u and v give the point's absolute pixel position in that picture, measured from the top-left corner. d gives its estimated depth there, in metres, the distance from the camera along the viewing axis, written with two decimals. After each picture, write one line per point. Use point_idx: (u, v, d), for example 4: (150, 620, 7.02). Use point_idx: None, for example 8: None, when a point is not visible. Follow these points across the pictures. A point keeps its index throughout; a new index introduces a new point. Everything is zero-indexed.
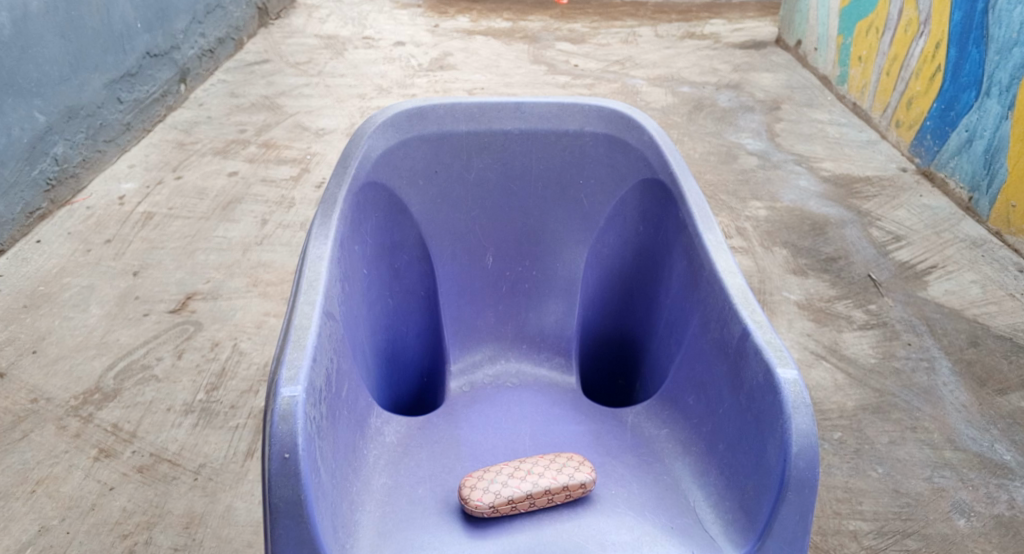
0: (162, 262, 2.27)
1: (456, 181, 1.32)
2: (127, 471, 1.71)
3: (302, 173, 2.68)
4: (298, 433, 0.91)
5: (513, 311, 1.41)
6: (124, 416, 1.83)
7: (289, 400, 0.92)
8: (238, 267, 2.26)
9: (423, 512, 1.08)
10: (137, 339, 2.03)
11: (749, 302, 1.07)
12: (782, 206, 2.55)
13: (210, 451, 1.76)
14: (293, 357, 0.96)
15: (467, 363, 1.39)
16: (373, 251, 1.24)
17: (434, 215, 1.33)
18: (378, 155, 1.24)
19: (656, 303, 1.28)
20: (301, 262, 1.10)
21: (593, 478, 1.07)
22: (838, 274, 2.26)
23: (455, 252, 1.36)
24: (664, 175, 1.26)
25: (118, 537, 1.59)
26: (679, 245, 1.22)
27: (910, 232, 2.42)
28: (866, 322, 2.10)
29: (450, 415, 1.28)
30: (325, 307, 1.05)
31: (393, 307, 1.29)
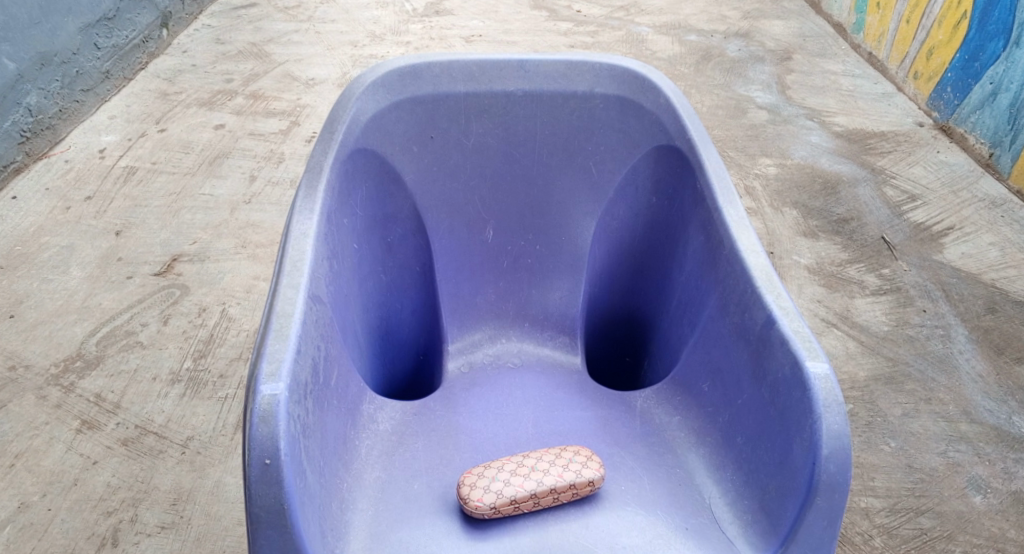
0: (146, 221, 2.17)
1: (453, 147, 1.22)
2: (111, 444, 1.65)
3: (292, 126, 2.56)
4: (279, 436, 0.83)
5: (515, 287, 1.31)
6: (107, 385, 1.76)
7: (269, 399, 0.85)
8: (226, 227, 2.16)
9: (419, 509, 1.01)
10: (120, 303, 1.94)
11: (774, 286, 0.99)
12: (792, 163, 2.44)
13: (197, 423, 1.69)
14: (274, 350, 0.89)
15: (466, 342, 1.29)
16: (363, 225, 1.15)
17: (429, 184, 1.23)
18: (368, 120, 1.15)
19: (669, 281, 1.19)
20: (284, 238, 1.02)
21: (601, 474, 0.99)
22: (850, 237, 2.17)
23: (452, 224, 1.26)
24: (681, 142, 1.16)
25: (103, 515, 1.54)
26: (695, 219, 1.14)
27: (926, 192, 2.33)
28: (880, 288, 2.02)
29: (448, 398, 1.20)
30: (309, 290, 0.97)
31: (385, 283, 1.21)
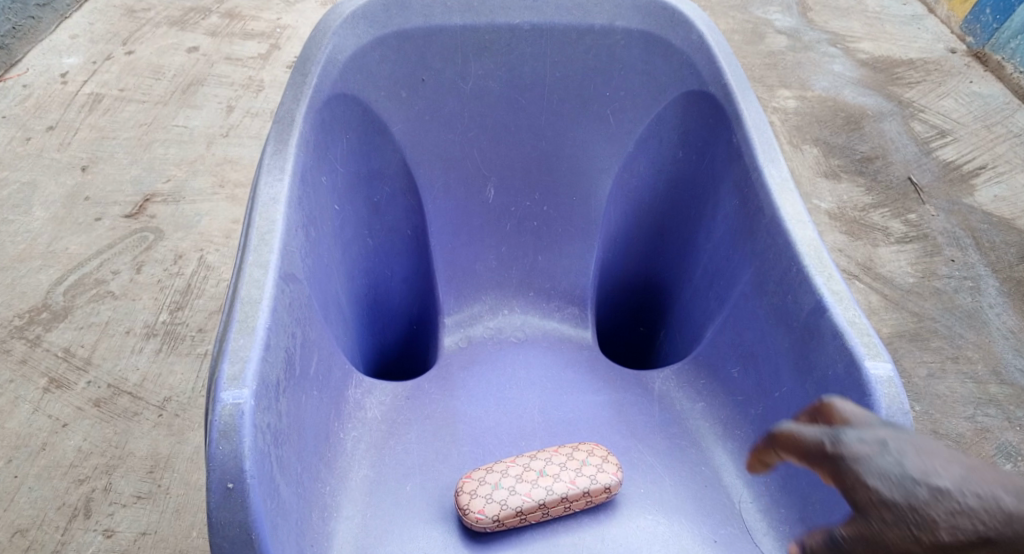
0: (115, 155, 2.00)
1: (449, 91, 1.06)
2: (82, 405, 1.54)
3: (273, 50, 2.36)
4: (244, 456, 0.71)
5: (519, 252, 1.16)
6: (76, 339, 1.63)
7: (232, 409, 0.72)
8: (202, 164, 2.00)
9: (414, 517, 0.90)
10: (88, 248, 1.79)
11: (825, 264, 0.86)
12: (813, 95, 2.26)
13: (175, 382, 1.57)
14: (238, 348, 0.76)
15: (464, 315, 1.15)
16: (345, 184, 1.01)
17: (421, 135, 1.07)
18: (348, 59, 0.99)
19: (695, 248, 1.06)
20: (252, 203, 0.89)
21: (618, 478, 0.88)
22: (874, 178, 2.01)
23: (448, 181, 1.11)
24: (715, 88, 1.01)
25: (74, 483, 1.44)
26: (729, 181, 1.00)
27: (957, 127, 2.16)
28: (905, 235, 1.88)
29: (443, 378, 1.07)
30: (282, 269, 0.84)
31: (372, 249, 1.07)
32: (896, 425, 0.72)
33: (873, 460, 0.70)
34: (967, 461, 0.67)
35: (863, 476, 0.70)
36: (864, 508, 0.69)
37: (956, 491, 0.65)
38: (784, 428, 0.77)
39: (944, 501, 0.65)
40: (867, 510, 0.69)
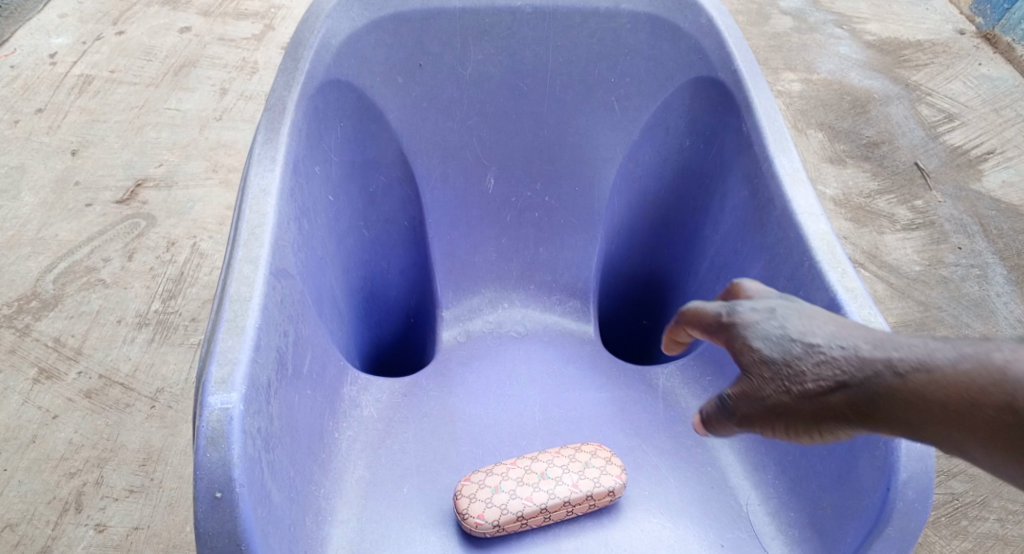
0: (105, 139, 1.95)
1: (447, 77, 1.02)
2: (73, 397, 1.51)
3: (267, 31, 2.30)
4: (232, 464, 0.68)
5: (520, 244, 1.13)
6: (66, 329, 1.60)
7: (220, 414, 0.69)
8: (195, 148, 1.95)
9: (411, 522, 0.87)
10: (78, 235, 1.75)
11: (838, 260, 0.83)
12: (819, 78, 2.22)
13: (168, 373, 1.54)
14: (227, 349, 0.73)
15: (463, 308, 1.12)
16: (339, 174, 0.97)
17: (418, 122, 1.03)
18: (342, 43, 0.95)
19: (701, 239, 1.03)
20: (242, 194, 0.85)
21: (622, 481, 0.85)
22: (880, 163, 1.97)
23: (446, 170, 1.07)
24: (725, 74, 0.97)
25: (65, 476, 1.41)
26: (738, 171, 0.96)
27: (965, 110, 2.12)
28: (911, 222, 1.84)
29: (441, 373, 1.04)
30: (273, 265, 0.80)
31: (368, 241, 1.03)
32: (787, 295, 0.72)
33: (758, 323, 0.68)
34: (843, 318, 0.66)
35: (746, 337, 0.68)
36: (744, 366, 0.67)
37: (827, 344, 0.64)
38: (685, 305, 0.76)
39: (814, 352, 0.64)
40: (748, 368, 0.67)
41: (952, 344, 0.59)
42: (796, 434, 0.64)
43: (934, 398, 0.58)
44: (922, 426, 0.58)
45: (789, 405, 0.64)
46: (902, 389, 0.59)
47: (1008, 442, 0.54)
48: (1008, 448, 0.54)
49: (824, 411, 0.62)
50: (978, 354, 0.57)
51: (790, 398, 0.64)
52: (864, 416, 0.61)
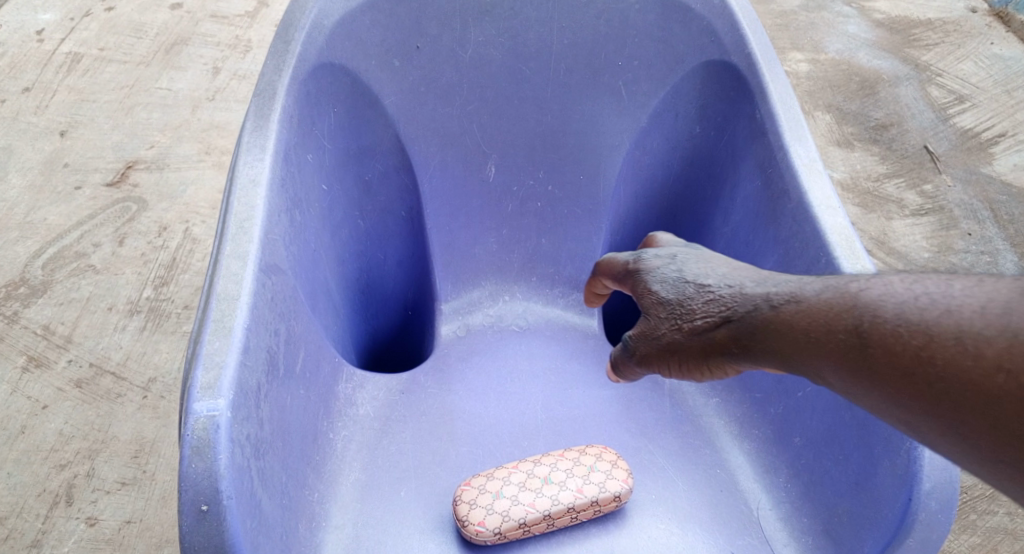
0: (95, 119, 1.90)
1: (446, 60, 0.98)
2: (63, 386, 1.45)
3: (260, 7, 2.24)
4: (220, 475, 0.64)
5: (521, 234, 1.08)
6: (56, 316, 1.54)
7: (206, 422, 0.65)
8: (187, 129, 1.89)
9: (408, 529, 0.84)
10: (67, 219, 1.70)
11: (857, 255, 0.79)
12: (826, 58, 2.17)
13: (160, 362, 1.48)
14: (214, 352, 0.69)
15: (462, 301, 1.08)
16: (333, 162, 0.93)
17: (416, 107, 0.99)
18: (335, 24, 0.90)
19: (711, 231, 0.99)
20: (230, 185, 0.81)
21: (629, 486, 0.82)
22: (889, 146, 1.93)
23: (445, 158, 1.03)
24: (738, 58, 0.93)
25: (55, 468, 1.35)
26: (751, 160, 0.92)
27: (977, 92, 2.06)
28: (920, 207, 1.79)
29: (440, 369, 1.00)
30: (263, 261, 0.76)
31: (364, 231, 0.99)
32: (691, 245, 0.78)
33: (658, 268, 0.74)
34: (736, 264, 0.72)
35: (648, 281, 0.74)
36: (643, 307, 0.73)
37: (714, 283, 0.69)
38: (607, 258, 0.83)
39: (702, 289, 0.70)
40: (647, 309, 0.72)
41: (820, 282, 0.64)
42: (687, 368, 0.70)
43: (796, 324, 0.62)
44: (787, 353, 0.63)
45: (677, 339, 0.69)
46: (771, 320, 0.64)
47: (853, 362, 0.59)
48: (855, 368, 0.58)
49: (707, 343, 0.68)
50: (838, 286, 0.62)
51: (679, 332, 0.69)
52: (740, 346, 0.66)
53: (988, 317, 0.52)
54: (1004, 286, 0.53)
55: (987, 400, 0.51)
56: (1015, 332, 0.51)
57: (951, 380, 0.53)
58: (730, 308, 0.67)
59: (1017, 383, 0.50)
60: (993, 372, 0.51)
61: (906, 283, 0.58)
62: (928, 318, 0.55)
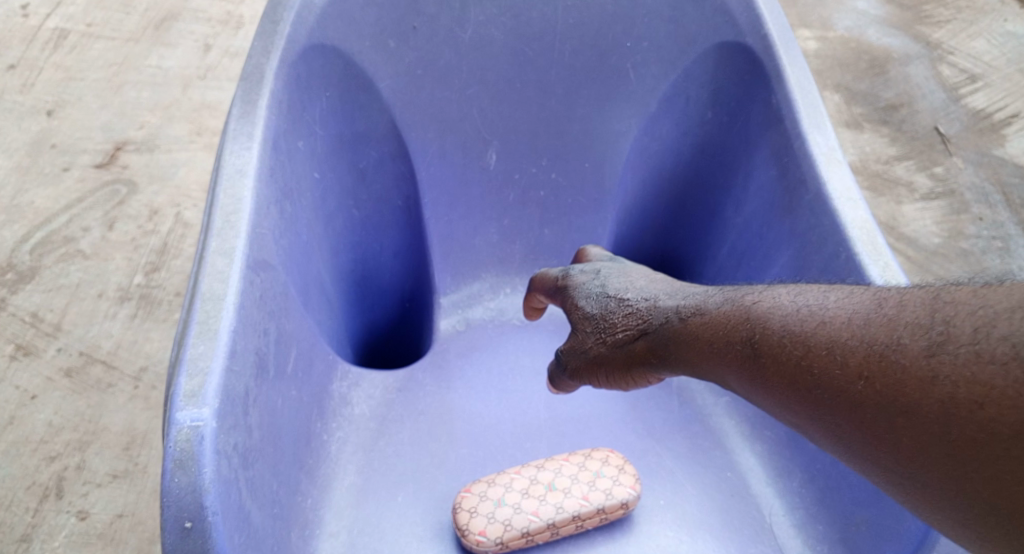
0: (82, 98, 1.78)
1: (445, 41, 0.92)
2: (52, 375, 1.35)
3: None
4: (204, 490, 0.61)
5: (522, 224, 1.04)
6: (45, 303, 1.44)
7: (190, 433, 0.61)
8: (177, 109, 1.78)
9: (404, 537, 0.81)
10: (56, 202, 1.59)
11: (879, 249, 0.75)
12: (835, 35, 2.07)
13: (152, 350, 1.38)
14: (198, 357, 0.65)
15: (462, 294, 1.04)
16: (326, 150, 0.89)
17: (412, 91, 0.94)
18: (326, 3, 0.85)
19: (723, 222, 0.95)
20: (215, 175, 0.76)
21: (637, 493, 0.78)
22: (899, 127, 1.86)
23: (443, 146, 0.98)
24: (754, 40, 0.88)
25: (44, 461, 1.25)
26: (766, 148, 0.87)
27: (989, 71, 1.97)
28: (931, 191, 1.74)
29: (438, 365, 0.97)
30: (251, 257, 0.72)
31: (359, 221, 0.95)
32: (618, 260, 0.82)
33: (584, 285, 0.78)
34: (658, 278, 0.75)
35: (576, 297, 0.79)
36: (573, 323, 0.77)
37: (633, 297, 0.73)
38: (543, 273, 0.87)
39: (623, 302, 0.73)
40: (576, 325, 0.76)
41: (723, 293, 0.66)
42: (613, 378, 0.73)
43: (698, 334, 0.64)
44: (695, 362, 0.65)
45: (603, 352, 0.73)
46: (680, 331, 0.67)
47: (747, 371, 0.60)
48: (750, 377, 0.60)
49: (629, 354, 0.71)
50: (735, 297, 0.64)
51: (604, 346, 0.73)
52: (656, 356, 0.69)
53: (853, 328, 0.54)
54: (871, 298, 0.56)
55: (855, 408, 0.53)
56: (874, 342, 0.53)
57: (825, 390, 0.55)
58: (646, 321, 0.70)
59: (877, 391, 0.52)
60: (857, 382, 0.53)
61: (793, 295, 0.60)
62: (807, 329, 0.57)
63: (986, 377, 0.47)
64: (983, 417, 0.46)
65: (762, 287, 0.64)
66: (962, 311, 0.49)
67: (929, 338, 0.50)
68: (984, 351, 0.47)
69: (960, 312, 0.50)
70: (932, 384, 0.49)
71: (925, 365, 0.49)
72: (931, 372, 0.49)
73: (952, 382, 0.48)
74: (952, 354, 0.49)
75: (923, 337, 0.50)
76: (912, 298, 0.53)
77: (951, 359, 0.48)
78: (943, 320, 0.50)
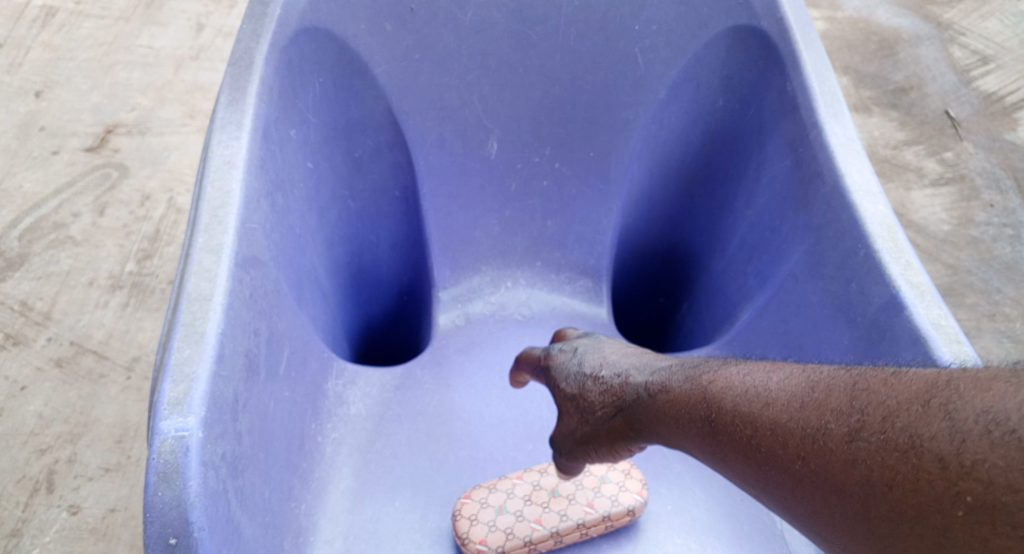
0: (72, 79, 1.73)
1: (445, 23, 0.88)
2: (43, 365, 1.30)
3: None
4: (190, 504, 0.57)
5: (524, 216, 1.01)
6: (34, 291, 1.39)
7: (174, 443, 0.58)
8: (169, 90, 1.73)
9: (404, 544, 0.78)
10: (45, 186, 1.54)
11: (900, 248, 0.71)
12: (843, 15, 2.02)
13: (145, 340, 1.34)
14: (183, 362, 0.61)
15: (462, 289, 1.01)
16: (319, 138, 0.85)
17: (411, 77, 0.90)
18: None
19: (732, 214, 0.91)
20: (202, 165, 0.72)
21: (643, 499, 0.76)
22: (909, 111, 1.81)
23: (442, 134, 0.94)
24: (769, 24, 0.84)
25: (35, 453, 1.21)
26: (780, 138, 0.84)
27: (1003, 52, 1.91)
28: (940, 176, 1.69)
29: (437, 363, 0.94)
30: (240, 254, 0.68)
31: (355, 213, 0.92)
32: (598, 335, 0.80)
33: (564, 363, 0.77)
34: (634, 351, 0.73)
35: (558, 375, 0.77)
36: (559, 403, 0.76)
37: (608, 374, 0.71)
38: (528, 351, 0.85)
39: (597, 379, 0.72)
40: (563, 405, 0.75)
41: (687, 368, 0.64)
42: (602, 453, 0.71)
43: (662, 410, 0.63)
44: (667, 438, 0.63)
45: (588, 430, 0.71)
46: (650, 408, 0.65)
47: (706, 448, 0.58)
48: (710, 453, 0.58)
49: (609, 430, 0.69)
50: (696, 374, 0.62)
51: (588, 424, 0.71)
52: (635, 431, 0.66)
53: (790, 411, 0.52)
54: (803, 378, 0.53)
55: (793, 488, 0.50)
56: (806, 425, 0.50)
57: (768, 472, 0.52)
58: (622, 397, 0.68)
59: (810, 474, 0.49)
60: (793, 462, 0.50)
61: (743, 373, 0.58)
62: (753, 409, 0.54)
63: (893, 462, 0.44)
64: (892, 500, 0.44)
65: (721, 362, 0.62)
66: (875, 400, 0.47)
67: (849, 421, 0.48)
68: (892, 437, 0.45)
69: (874, 400, 0.48)
70: (849, 468, 0.46)
71: (845, 450, 0.47)
72: (851, 456, 0.47)
73: (867, 467, 0.46)
74: (869, 440, 0.46)
75: (844, 421, 0.48)
76: (837, 383, 0.50)
77: (866, 443, 0.46)
78: (859, 407, 0.48)
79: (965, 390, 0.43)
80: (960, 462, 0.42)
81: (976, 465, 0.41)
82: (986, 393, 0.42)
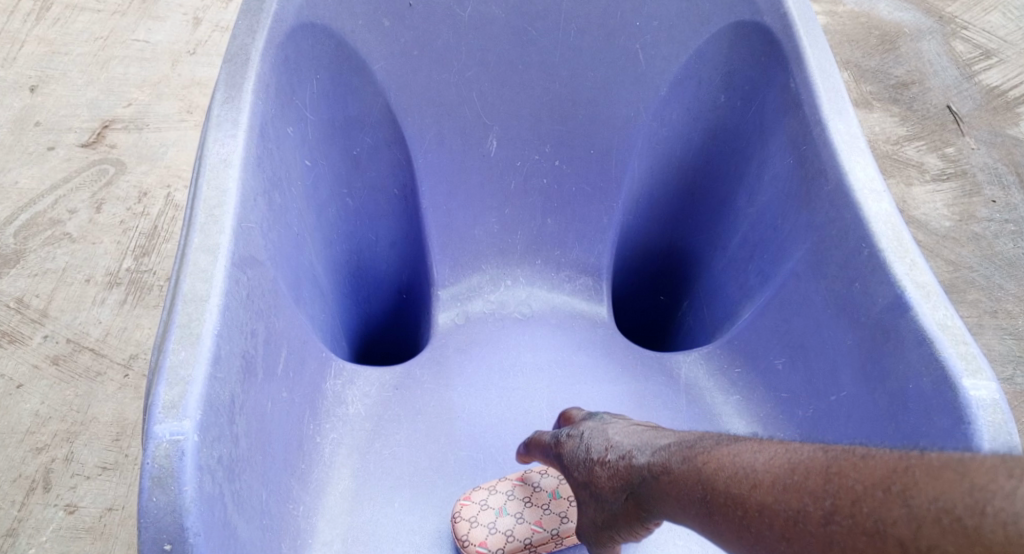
0: (67, 73, 1.72)
1: (444, 19, 0.87)
2: (39, 363, 1.29)
3: None
4: (186, 509, 0.57)
5: (524, 213, 0.99)
6: (30, 288, 1.38)
7: (169, 448, 0.57)
8: (166, 85, 1.71)
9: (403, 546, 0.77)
10: (40, 182, 1.53)
11: (906, 248, 0.70)
12: (844, 10, 2.01)
13: (143, 338, 1.32)
14: (178, 365, 0.60)
15: (462, 287, 0.99)
16: (315, 135, 0.84)
17: (409, 73, 0.89)
18: None
19: (734, 211, 0.90)
20: (197, 163, 0.71)
21: None
22: (910, 106, 1.79)
23: (441, 131, 0.93)
24: (772, 19, 0.83)
25: (32, 452, 1.20)
26: (783, 135, 0.83)
27: (1004, 46, 1.90)
28: (941, 172, 1.67)
29: (437, 363, 0.93)
30: (236, 253, 0.67)
31: (353, 210, 0.91)
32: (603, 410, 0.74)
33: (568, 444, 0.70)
34: (640, 427, 0.67)
35: (564, 458, 0.70)
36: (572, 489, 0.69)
37: (612, 451, 0.65)
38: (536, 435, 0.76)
39: (604, 463, 0.65)
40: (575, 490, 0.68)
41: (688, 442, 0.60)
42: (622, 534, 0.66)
43: (668, 496, 0.58)
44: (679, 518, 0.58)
45: (606, 515, 0.65)
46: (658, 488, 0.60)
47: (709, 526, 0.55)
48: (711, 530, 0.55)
49: (624, 514, 0.64)
50: (695, 450, 0.58)
51: (602, 506, 0.65)
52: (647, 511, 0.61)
53: (772, 490, 0.51)
54: (781, 457, 0.53)
55: None
56: (784, 504, 0.50)
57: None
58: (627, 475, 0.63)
59: None
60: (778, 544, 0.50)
61: (734, 449, 0.56)
62: (741, 487, 0.53)
63: (862, 546, 0.46)
64: None
65: (718, 438, 0.59)
66: (844, 483, 0.48)
67: (823, 502, 0.48)
68: (861, 519, 0.46)
69: (844, 483, 0.48)
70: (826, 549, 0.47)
71: (821, 531, 0.48)
72: (828, 539, 0.47)
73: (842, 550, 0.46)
74: (840, 523, 0.47)
75: (820, 502, 0.49)
76: (811, 464, 0.51)
77: (841, 524, 0.47)
78: (831, 489, 0.48)
79: (920, 477, 0.45)
80: (917, 546, 0.43)
81: (931, 549, 0.43)
82: (936, 480, 0.44)
